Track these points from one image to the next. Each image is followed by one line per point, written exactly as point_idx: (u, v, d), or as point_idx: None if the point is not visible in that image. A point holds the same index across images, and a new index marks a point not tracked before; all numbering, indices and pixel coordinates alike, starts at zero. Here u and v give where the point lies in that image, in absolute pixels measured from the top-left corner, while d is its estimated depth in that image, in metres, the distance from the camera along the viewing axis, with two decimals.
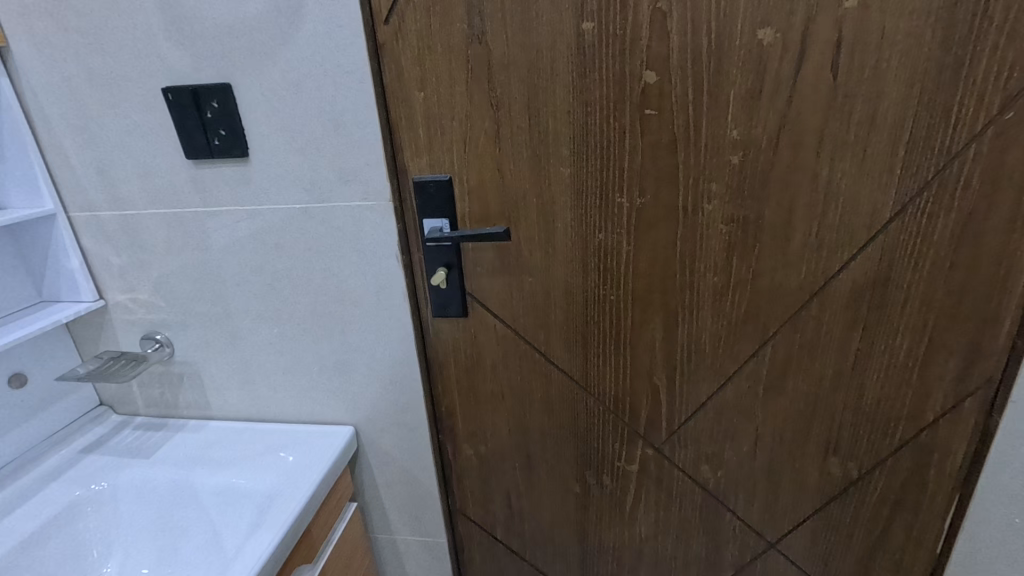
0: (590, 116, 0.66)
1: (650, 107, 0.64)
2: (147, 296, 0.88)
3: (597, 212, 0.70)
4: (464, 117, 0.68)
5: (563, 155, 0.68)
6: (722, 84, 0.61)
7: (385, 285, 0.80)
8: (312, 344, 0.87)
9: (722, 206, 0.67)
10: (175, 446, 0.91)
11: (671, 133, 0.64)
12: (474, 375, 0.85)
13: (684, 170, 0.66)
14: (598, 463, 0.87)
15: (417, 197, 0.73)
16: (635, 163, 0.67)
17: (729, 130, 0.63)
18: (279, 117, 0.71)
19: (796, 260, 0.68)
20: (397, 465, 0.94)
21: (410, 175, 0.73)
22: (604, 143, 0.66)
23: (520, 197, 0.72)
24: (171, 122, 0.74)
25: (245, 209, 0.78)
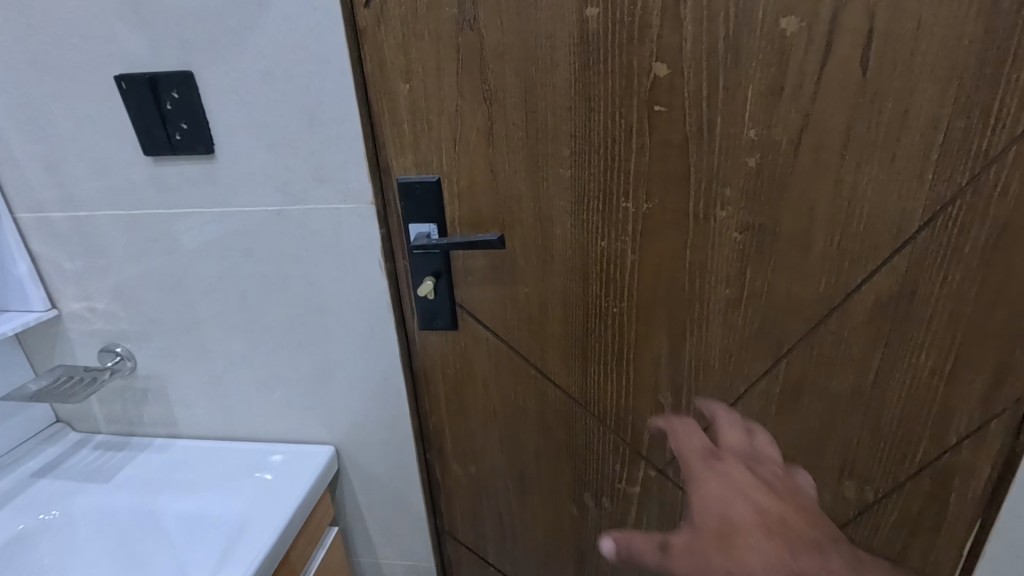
0: (593, 112, 0.59)
1: (660, 103, 0.58)
2: (106, 305, 0.80)
3: (600, 217, 0.64)
4: (454, 112, 0.62)
5: (563, 156, 0.62)
6: (739, 77, 0.55)
7: (367, 294, 0.73)
8: (288, 357, 0.80)
9: (737, 212, 0.61)
10: (139, 467, 0.84)
11: (682, 132, 0.58)
12: (464, 391, 0.79)
13: (695, 173, 0.60)
14: (596, 484, 0.82)
15: (402, 200, 0.67)
16: (642, 164, 0.61)
17: (746, 129, 0.57)
18: (248, 110, 0.64)
19: (815, 272, 0.62)
20: (381, 486, 0.87)
21: (394, 175, 0.66)
22: (608, 142, 0.60)
23: (515, 201, 0.65)
24: (126, 114, 0.66)
25: (212, 211, 0.71)
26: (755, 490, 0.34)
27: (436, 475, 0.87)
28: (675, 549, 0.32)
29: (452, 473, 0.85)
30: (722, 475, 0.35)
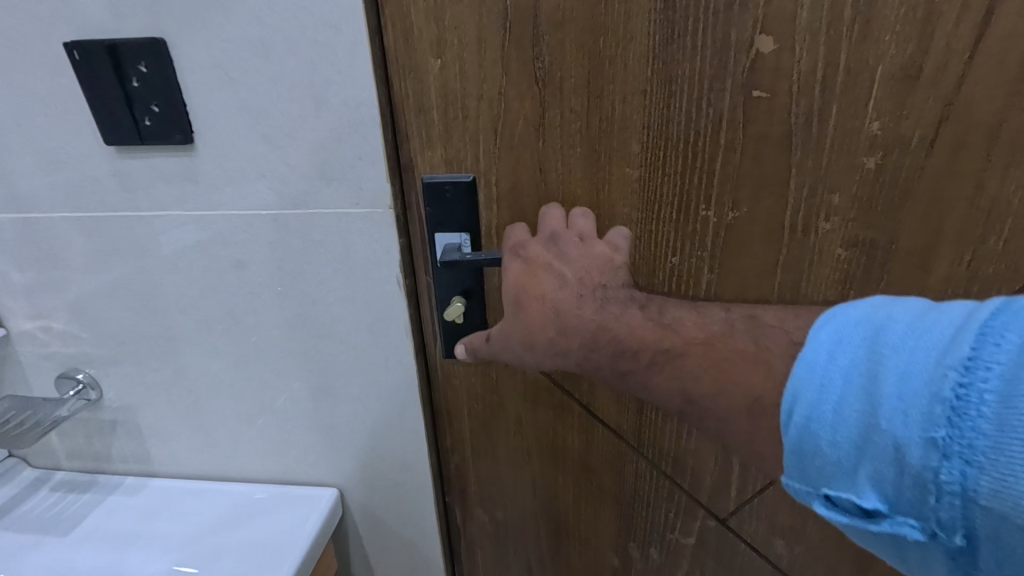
0: (672, 98, 0.47)
1: (760, 87, 0.46)
2: (63, 324, 0.67)
3: (672, 228, 0.52)
4: (496, 95, 0.49)
5: (631, 152, 0.50)
6: (866, 55, 0.44)
7: (382, 316, 0.61)
8: (285, 387, 0.67)
9: (844, 224, 0.50)
10: (106, 516, 0.72)
11: (785, 124, 0.47)
12: (494, 428, 0.67)
13: (797, 175, 0.48)
14: (644, 534, 0.71)
15: (428, 205, 0.54)
16: (730, 164, 0.49)
17: (868, 122, 0.46)
18: (236, 90, 0.51)
19: (934, 299, 0.51)
20: (392, 533, 0.75)
21: (418, 174, 0.54)
22: (689, 136, 0.48)
23: (568, 207, 0.53)
24: (81, 93, 0.53)
25: (193, 215, 0.58)
26: (542, 271, 0.49)
27: (456, 522, 0.74)
28: (494, 336, 0.52)
29: (476, 521, 0.73)
30: (519, 261, 0.50)
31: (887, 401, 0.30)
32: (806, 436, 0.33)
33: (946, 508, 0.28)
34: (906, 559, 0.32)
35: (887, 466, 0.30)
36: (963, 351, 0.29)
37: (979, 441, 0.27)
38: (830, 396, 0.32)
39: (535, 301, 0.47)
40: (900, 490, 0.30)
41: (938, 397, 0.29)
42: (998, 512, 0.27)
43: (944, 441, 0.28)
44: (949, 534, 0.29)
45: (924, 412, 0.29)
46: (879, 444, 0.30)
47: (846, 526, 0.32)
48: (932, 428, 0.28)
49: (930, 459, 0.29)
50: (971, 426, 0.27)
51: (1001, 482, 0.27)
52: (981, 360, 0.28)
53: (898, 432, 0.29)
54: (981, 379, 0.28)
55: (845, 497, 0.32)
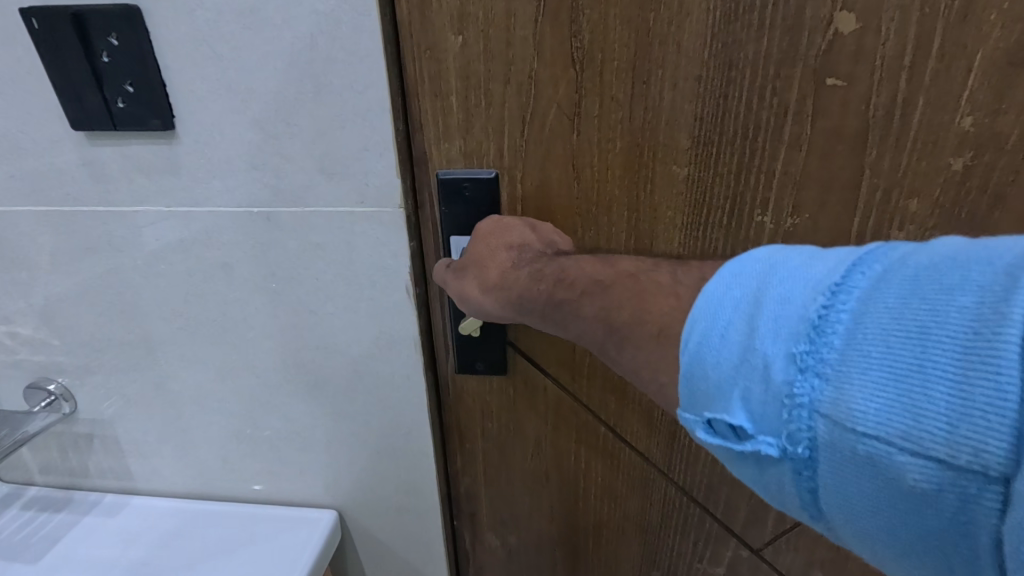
0: (731, 86, 0.41)
1: (835, 75, 0.39)
2: (31, 330, 0.60)
3: (721, 235, 0.46)
4: (526, 79, 0.43)
5: (679, 148, 0.43)
6: (964, 38, 0.37)
7: (389, 328, 0.54)
8: (278, 401, 0.61)
9: (920, 233, 0.44)
10: (81, 539, 0.66)
11: (861, 117, 0.40)
12: (509, 449, 0.61)
13: (870, 177, 0.42)
14: (669, 564, 0.65)
15: (445, 204, 0.48)
16: (794, 164, 0.43)
17: (959, 117, 0.39)
18: (223, 69, 0.44)
19: None
20: (394, 557, 0.69)
21: (433, 169, 0.47)
22: (749, 129, 0.42)
23: (604, 208, 0.47)
24: (44, 70, 0.46)
25: (176, 212, 0.51)
26: (514, 232, 0.46)
27: (464, 547, 0.68)
28: (452, 266, 0.47)
29: (486, 547, 0.68)
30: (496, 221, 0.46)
31: (764, 321, 0.29)
32: (693, 360, 0.31)
33: (798, 423, 0.27)
34: (760, 484, 0.30)
35: (754, 384, 0.29)
36: (833, 278, 0.28)
37: (830, 355, 0.27)
38: (719, 320, 0.30)
39: (500, 250, 0.45)
40: (761, 407, 0.28)
41: (805, 316, 0.28)
42: (839, 421, 0.26)
43: (803, 355, 0.27)
44: (799, 450, 0.28)
45: (792, 329, 0.28)
46: (752, 363, 0.29)
47: (714, 450, 0.31)
48: (794, 342, 0.28)
49: (789, 373, 0.27)
50: (828, 340, 0.27)
51: (843, 391, 0.26)
52: (846, 285, 0.28)
53: (767, 348, 0.28)
54: (842, 299, 0.28)
55: (716, 420, 0.30)
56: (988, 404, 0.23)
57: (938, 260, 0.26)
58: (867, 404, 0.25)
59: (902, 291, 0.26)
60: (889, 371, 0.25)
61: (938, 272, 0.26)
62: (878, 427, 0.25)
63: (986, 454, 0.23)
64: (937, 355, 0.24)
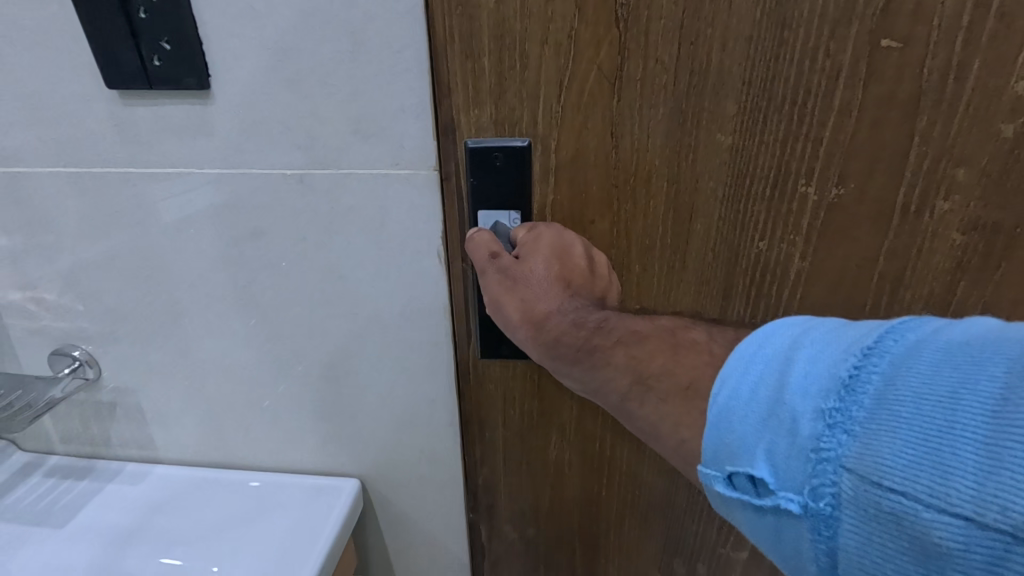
0: (782, 47, 0.41)
1: (892, 36, 0.39)
2: (55, 296, 0.59)
3: (763, 206, 0.46)
4: (565, 38, 0.42)
5: (726, 115, 0.43)
6: None
7: (418, 296, 0.54)
8: (303, 369, 0.61)
9: (966, 206, 0.44)
10: (107, 506, 0.66)
11: (916, 81, 0.40)
12: (531, 435, 0.60)
13: (920, 145, 0.42)
14: (692, 550, 0.65)
15: (475, 177, 0.47)
16: (844, 131, 0.42)
17: (1016, 80, 0.39)
18: (258, 25, 0.44)
19: None
20: (415, 526, 0.70)
21: (462, 140, 0.46)
22: (802, 94, 0.42)
23: (642, 177, 0.46)
24: (80, 26, 0.45)
25: (205, 174, 0.51)
26: (570, 264, 0.46)
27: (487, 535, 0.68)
28: (500, 260, 0.45)
29: (503, 538, 0.68)
30: (557, 232, 0.47)
31: (794, 377, 0.29)
32: (721, 411, 0.31)
33: (822, 478, 0.27)
34: (779, 544, 0.30)
35: (781, 437, 0.29)
36: (865, 341, 0.28)
37: (859, 413, 0.27)
38: (749, 374, 0.31)
39: (556, 289, 0.44)
40: (786, 460, 0.28)
41: (835, 375, 0.28)
42: (864, 477, 0.26)
43: (832, 412, 0.27)
44: (821, 505, 0.27)
45: (822, 387, 0.28)
46: (779, 417, 0.29)
47: (733, 504, 0.31)
48: (824, 398, 0.28)
49: (817, 428, 0.27)
50: (858, 400, 0.27)
51: (871, 448, 0.26)
52: (878, 349, 0.28)
53: (796, 403, 0.29)
54: (874, 361, 0.27)
55: (739, 471, 0.30)
56: (1017, 465, 0.22)
57: (970, 336, 0.26)
58: (895, 461, 0.25)
59: (933, 358, 0.26)
60: (918, 433, 0.25)
61: (970, 346, 0.26)
62: (904, 484, 0.25)
63: (1016, 514, 0.22)
64: (966, 418, 0.24)
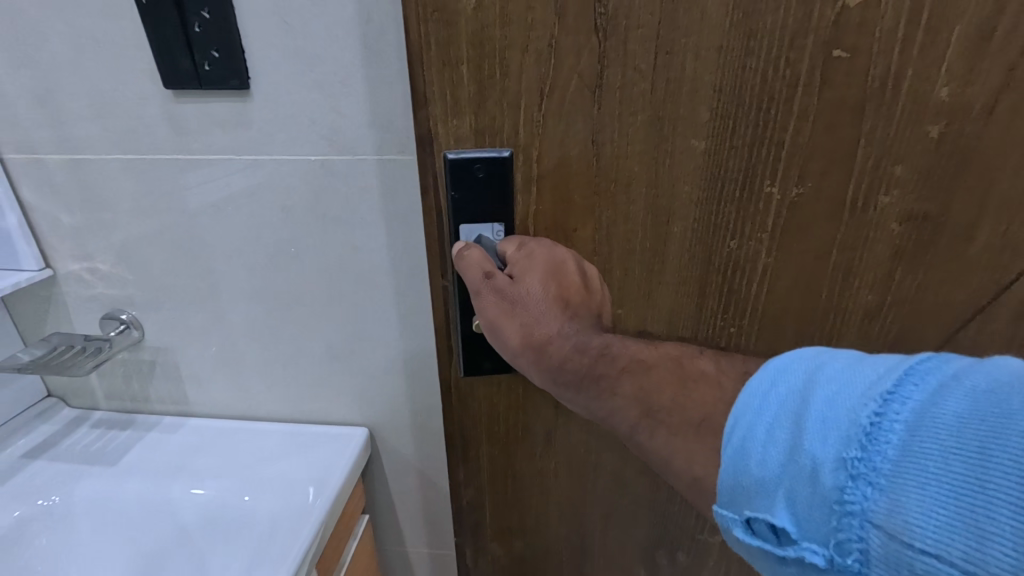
0: (750, 57, 0.49)
1: (841, 47, 0.47)
2: (109, 266, 0.69)
3: (734, 205, 0.55)
4: (546, 46, 0.49)
5: (700, 121, 0.51)
6: (950, 13, 0.46)
7: (420, 262, 0.65)
8: (322, 330, 0.71)
9: (903, 197, 0.53)
10: (149, 449, 0.75)
11: (861, 86, 0.49)
12: (514, 450, 0.70)
13: (864, 148, 0.51)
14: (675, 540, 0.75)
15: (456, 189, 0.54)
16: (802, 134, 0.51)
17: (939, 87, 0.49)
18: (291, 38, 0.54)
19: (970, 268, 0.56)
20: (416, 470, 0.81)
21: (443, 153, 0.53)
22: (768, 98, 0.50)
23: (623, 182, 0.54)
24: (144, 36, 0.55)
25: (243, 159, 0.61)
26: (558, 274, 0.56)
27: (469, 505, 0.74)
28: (494, 279, 0.54)
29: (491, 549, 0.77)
30: (546, 247, 0.56)
31: (813, 423, 0.31)
32: (737, 453, 0.34)
33: (849, 532, 0.28)
34: None
35: (804, 485, 0.30)
36: (883, 385, 0.30)
37: (883, 465, 0.28)
38: (765, 419, 0.33)
39: (557, 318, 0.54)
40: (811, 511, 0.30)
41: (856, 423, 0.29)
42: (893, 535, 0.27)
43: (854, 462, 0.28)
44: (849, 561, 0.28)
45: (844, 435, 0.29)
46: (800, 464, 0.31)
47: (757, 549, 0.33)
48: (847, 449, 0.29)
49: (840, 479, 0.29)
50: (881, 451, 0.28)
51: (900, 504, 0.27)
52: (899, 395, 0.29)
53: (816, 450, 0.30)
54: (894, 410, 0.28)
55: (761, 517, 0.32)
56: None
57: (997, 383, 0.27)
58: (925, 522, 0.26)
59: (957, 409, 0.27)
60: (948, 491, 0.25)
61: (998, 395, 0.26)
62: (937, 546, 0.25)
63: None
64: (996, 477, 0.24)
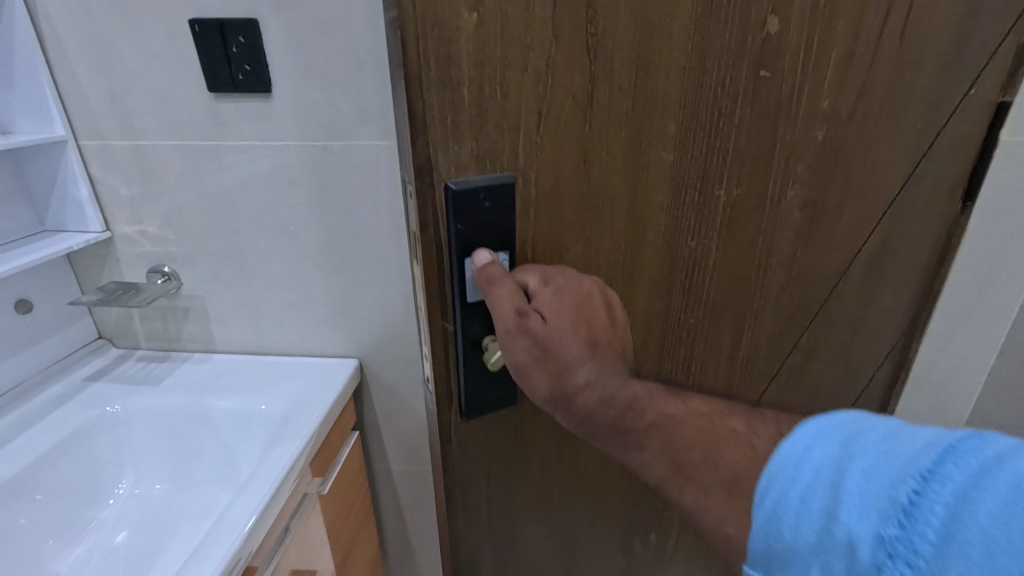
0: (704, 74, 0.50)
1: (766, 68, 0.52)
2: (157, 228, 0.89)
3: (692, 213, 0.57)
4: (543, 66, 0.45)
5: (668, 134, 0.52)
6: (830, 33, 0.52)
7: (399, 223, 0.86)
8: (323, 280, 0.91)
9: (802, 189, 0.61)
10: (183, 375, 0.94)
11: (778, 96, 0.54)
12: (510, 484, 0.66)
13: (778, 147, 0.57)
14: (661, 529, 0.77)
15: (461, 222, 0.48)
16: (733, 142, 0.54)
17: (822, 100, 0.56)
18: (303, 56, 0.75)
19: (840, 241, 0.67)
20: (398, 397, 1.02)
21: (443, 183, 0.47)
22: (714, 110, 0.52)
23: (605, 199, 0.53)
24: (194, 52, 0.76)
25: (265, 144, 0.81)
26: (582, 309, 0.54)
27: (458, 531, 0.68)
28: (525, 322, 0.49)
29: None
30: (567, 277, 0.54)
31: (848, 496, 0.31)
32: (767, 520, 0.35)
33: None
34: None
35: (840, 560, 0.30)
36: (924, 463, 0.29)
37: (923, 549, 0.27)
38: (797, 487, 0.34)
39: (585, 368, 0.52)
40: None
41: (894, 500, 0.29)
42: None
43: (892, 541, 0.28)
44: None
45: (881, 511, 0.29)
46: (835, 538, 0.31)
47: None
48: (884, 526, 0.28)
49: (878, 559, 0.28)
50: (920, 532, 0.27)
51: None
52: (938, 474, 0.28)
53: (850, 523, 0.30)
54: (933, 489, 0.28)
55: None
56: None
57: None
58: None
59: (1006, 498, 0.25)
60: None
61: None
62: None
63: None
64: None
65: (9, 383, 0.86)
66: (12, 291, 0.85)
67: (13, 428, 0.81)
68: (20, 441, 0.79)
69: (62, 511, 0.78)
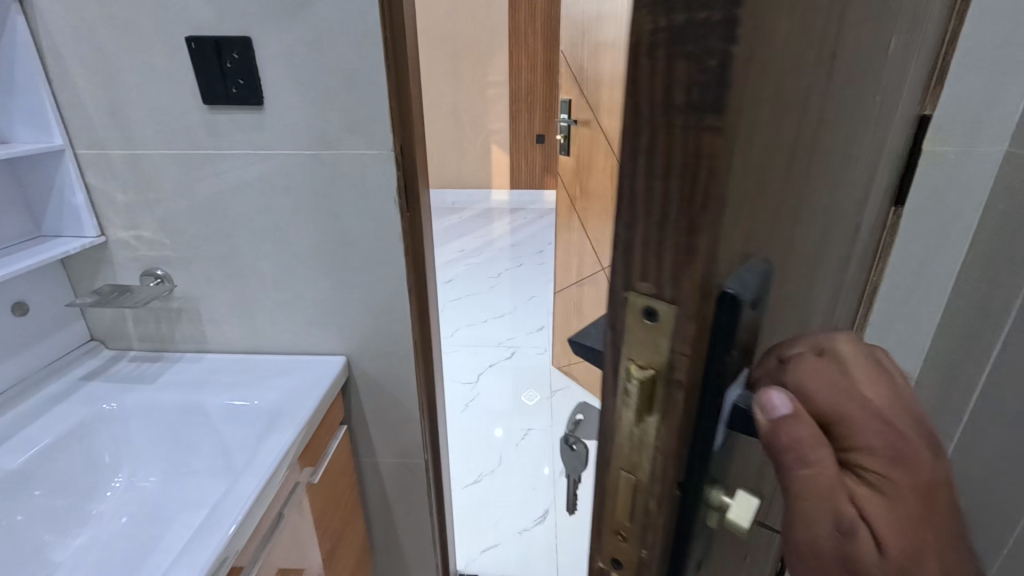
0: (854, 105, 0.40)
1: (874, 96, 0.44)
2: (151, 233, 0.93)
3: (821, 261, 0.45)
4: (794, 104, 0.30)
5: (828, 177, 0.40)
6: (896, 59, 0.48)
7: (385, 226, 0.91)
8: (312, 280, 0.96)
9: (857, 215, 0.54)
10: (176, 373, 0.98)
11: (870, 124, 0.47)
12: None
13: (859, 177, 0.50)
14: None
15: (731, 348, 0.29)
16: (846, 174, 0.45)
17: (879, 126, 0.51)
18: (295, 72, 0.81)
19: (860, 251, 0.64)
20: (384, 392, 1.07)
21: (716, 289, 0.27)
22: (848, 145, 0.42)
23: (790, 269, 0.38)
24: (190, 68, 0.81)
25: (257, 152, 0.86)
26: (940, 517, 0.30)
27: None
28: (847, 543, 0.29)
29: None
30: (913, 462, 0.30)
31: None
32: None
33: None
34: None
35: None
36: None
37: None
38: None
39: None
40: None
41: None
42: None
43: None
44: None
45: None
46: None
47: None
48: None
49: None
50: None
51: None
52: None
53: None
54: None
55: None
56: None
57: None
58: None
59: None
60: None
61: None
62: None
63: None
64: None
65: (8, 382, 0.89)
66: (10, 294, 0.88)
67: (13, 424, 0.84)
68: (22, 435, 0.82)
69: (64, 502, 0.82)
